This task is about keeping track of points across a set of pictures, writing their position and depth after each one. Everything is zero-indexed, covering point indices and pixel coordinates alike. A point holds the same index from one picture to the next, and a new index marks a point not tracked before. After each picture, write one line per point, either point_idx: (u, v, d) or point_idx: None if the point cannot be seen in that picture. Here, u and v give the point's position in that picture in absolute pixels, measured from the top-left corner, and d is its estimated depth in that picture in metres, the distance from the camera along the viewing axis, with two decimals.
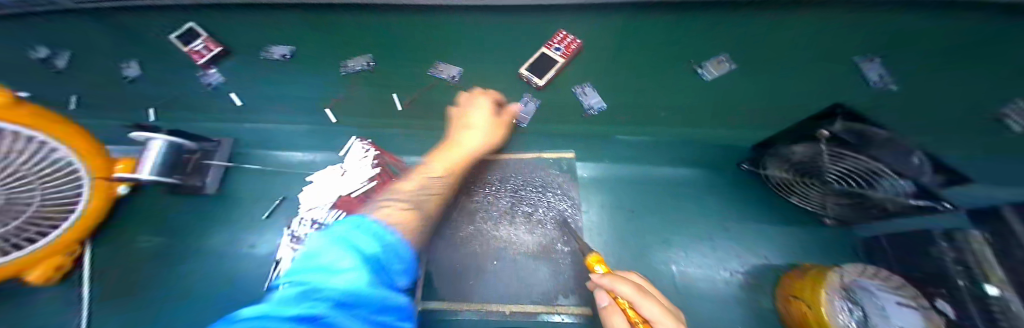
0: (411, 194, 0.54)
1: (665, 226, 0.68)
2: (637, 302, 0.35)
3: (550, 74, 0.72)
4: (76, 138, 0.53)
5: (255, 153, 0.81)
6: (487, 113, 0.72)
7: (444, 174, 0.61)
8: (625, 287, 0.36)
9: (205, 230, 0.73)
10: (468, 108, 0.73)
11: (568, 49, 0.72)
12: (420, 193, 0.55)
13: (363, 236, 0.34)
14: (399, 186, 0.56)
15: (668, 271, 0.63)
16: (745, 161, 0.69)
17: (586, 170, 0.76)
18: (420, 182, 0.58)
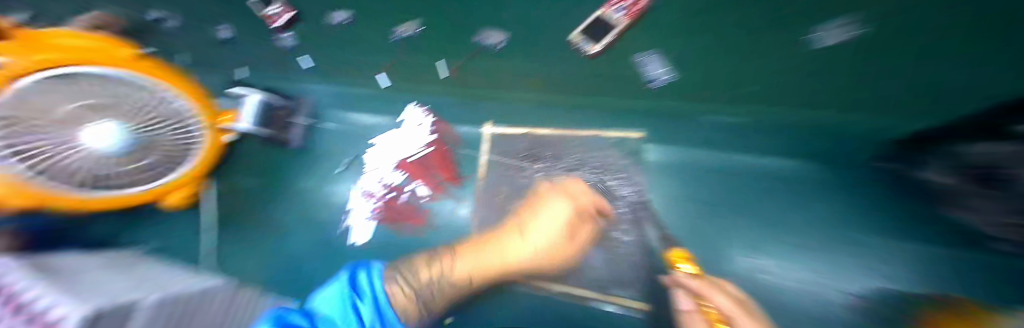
0: (426, 283, 0.55)
1: (747, 226, 0.59)
2: (736, 316, 0.42)
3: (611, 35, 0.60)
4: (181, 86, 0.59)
5: (326, 112, 0.83)
6: (567, 208, 0.61)
7: (463, 278, 0.57)
8: (723, 299, 0.44)
9: (276, 178, 0.80)
10: (552, 198, 0.64)
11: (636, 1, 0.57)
12: (428, 295, 0.55)
13: (342, 313, 0.46)
14: (416, 269, 0.58)
15: (749, 277, 0.56)
16: (880, 158, 0.54)
17: (655, 154, 0.66)
18: (451, 277, 0.57)
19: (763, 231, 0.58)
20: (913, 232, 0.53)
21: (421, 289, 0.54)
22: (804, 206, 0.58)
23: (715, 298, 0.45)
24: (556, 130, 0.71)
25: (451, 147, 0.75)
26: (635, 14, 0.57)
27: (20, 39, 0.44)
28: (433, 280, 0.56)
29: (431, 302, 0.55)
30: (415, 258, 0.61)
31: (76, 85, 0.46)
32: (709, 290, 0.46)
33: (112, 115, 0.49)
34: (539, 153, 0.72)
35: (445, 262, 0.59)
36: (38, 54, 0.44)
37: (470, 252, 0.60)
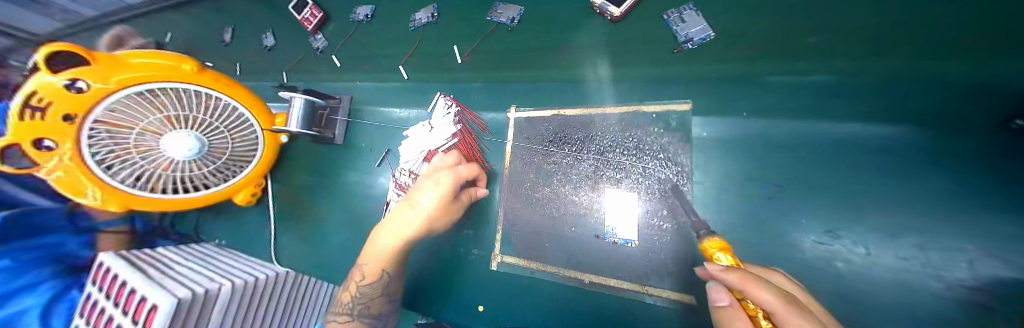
0: (355, 292, 0.61)
1: (832, 210, 0.47)
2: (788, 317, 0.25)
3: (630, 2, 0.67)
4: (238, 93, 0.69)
5: (363, 109, 0.86)
6: (436, 196, 0.56)
7: (373, 275, 0.60)
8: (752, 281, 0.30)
9: (325, 172, 0.88)
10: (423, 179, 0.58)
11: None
12: (358, 302, 0.60)
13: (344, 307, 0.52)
14: (352, 285, 0.62)
15: (824, 269, 0.46)
16: None
17: (704, 128, 0.58)
18: (357, 285, 0.61)
19: (860, 215, 0.45)
20: None
21: (353, 307, 0.60)
22: (924, 183, 0.43)
23: (754, 287, 0.28)
24: (583, 110, 0.68)
25: (476, 136, 0.74)
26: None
27: (103, 62, 0.54)
28: (356, 289, 0.61)
29: (368, 305, 0.61)
30: (351, 274, 0.65)
31: (144, 98, 0.58)
32: (747, 277, 0.30)
33: (185, 126, 0.62)
34: (567, 136, 0.68)
35: (356, 274, 0.62)
36: (121, 75, 0.55)
37: (366, 254, 0.61)
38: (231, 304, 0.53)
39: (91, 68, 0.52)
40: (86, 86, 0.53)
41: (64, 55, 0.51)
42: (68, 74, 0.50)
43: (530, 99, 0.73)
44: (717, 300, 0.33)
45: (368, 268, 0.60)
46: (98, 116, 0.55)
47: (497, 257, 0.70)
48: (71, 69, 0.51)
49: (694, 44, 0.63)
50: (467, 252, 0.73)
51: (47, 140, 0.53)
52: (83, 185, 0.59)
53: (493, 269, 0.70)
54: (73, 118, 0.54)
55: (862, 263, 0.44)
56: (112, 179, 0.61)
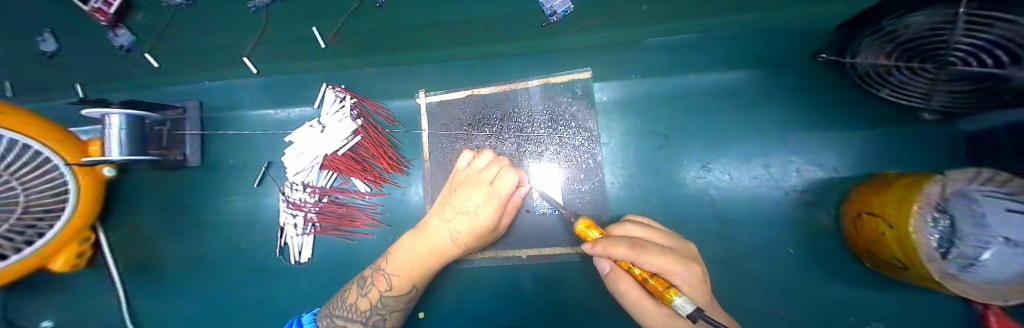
0: (366, 310, 0.48)
1: (703, 151, 0.57)
2: (638, 259, 0.32)
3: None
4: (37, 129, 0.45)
5: (229, 117, 0.70)
6: (478, 205, 0.50)
7: (404, 289, 0.49)
8: (620, 251, 0.32)
9: (196, 203, 0.69)
10: (488, 178, 0.52)
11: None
12: (376, 313, 0.49)
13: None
14: (354, 297, 0.50)
15: (702, 199, 0.55)
16: (825, 50, 0.49)
17: (605, 93, 0.61)
18: (373, 296, 0.49)
19: (723, 149, 0.57)
20: (852, 118, 0.54)
21: (368, 316, 0.49)
22: (756, 115, 0.57)
23: (614, 251, 0.33)
24: (499, 86, 0.65)
25: (383, 129, 0.65)
26: None
27: None
28: (376, 300, 0.49)
29: (386, 317, 0.50)
30: (367, 271, 0.53)
31: None
32: (606, 244, 0.34)
33: None
34: (484, 116, 0.65)
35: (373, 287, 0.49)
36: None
37: (400, 263, 0.50)
38: None
39: None
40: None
41: None
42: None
43: (437, 81, 0.66)
44: (604, 268, 0.41)
45: (387, 282, 0.49)
46: None
47: None
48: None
49: (561, 17, 0.52)
50: None
51: None
52: None
53: None
54: None
55: (724, 187, 0.55)
56: None
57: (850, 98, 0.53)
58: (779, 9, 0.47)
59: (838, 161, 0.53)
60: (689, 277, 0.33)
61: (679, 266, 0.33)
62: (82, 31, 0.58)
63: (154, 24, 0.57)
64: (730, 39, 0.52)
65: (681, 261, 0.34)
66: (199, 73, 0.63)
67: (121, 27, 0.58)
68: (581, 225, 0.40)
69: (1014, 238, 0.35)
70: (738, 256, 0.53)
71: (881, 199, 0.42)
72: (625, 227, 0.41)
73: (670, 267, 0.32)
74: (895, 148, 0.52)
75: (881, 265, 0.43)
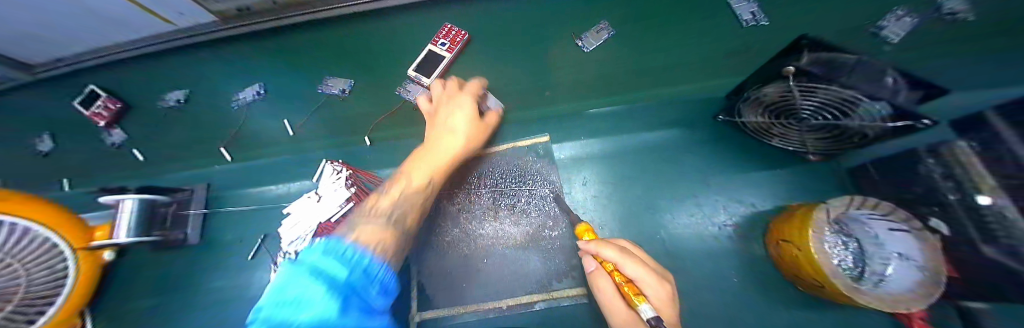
0: (387, 212, 0.41)
1: (648, 194, 0.67)
2: (621, 264, 0.39)
3: (437, 72, 0.66)
4: (57, 218, 0.53)
5: (230, 194, 0.78)
6: (468, 114, 0.57)
7: (423, 182, 0.50)
8: (609, 252, 0.39)
9: (189, 282, 0.72)
10: (450, 103, 0.58)
11: (455, 44, 0.67)
12: (397, 211, 0.42)
13: (332, 261, 0.23)
14: (373, 201, 0.43)
15: (656, 236, 0.63)
16: (721, 113, 0.64)
17: (564, 152, 0.73)
18: (389, 200, 0.44)
19: (661, 192, 0.67)
20: (761, 161, 0.65)
21: (390, 213, 0.41)
22: (684, 162, 0.69)
23: (603, 250, 0.40)
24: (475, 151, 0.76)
25: None
26: (455, 48, 0.67)
27: None
28: (393, 203, 0.44)
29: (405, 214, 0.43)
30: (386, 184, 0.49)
31: None
32: (599, 243, 0.41)
33: None
34: (462, 176, 0.74)
35: (388, 193, 0.46)
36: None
37: (412, 168, 0.51)
38: None
39: None
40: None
41: None
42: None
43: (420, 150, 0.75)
44: (588, 266, 0.48)
45: (393, 193, 0.45)
46: None
47: (415, 316, 0.63)
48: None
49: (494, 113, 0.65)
50: None
51: None
52: None
53: None
54: None
55: (672, 226, 0.64)
56: None
57: (750, 146, 0.66)
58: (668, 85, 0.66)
59: (759, 197, 0.63)
60: (664, 295, 0.38)
61: (655, 281, 0.38)
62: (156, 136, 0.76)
63: (208, 125, 0.76)
64: (649, 105, 0.67)
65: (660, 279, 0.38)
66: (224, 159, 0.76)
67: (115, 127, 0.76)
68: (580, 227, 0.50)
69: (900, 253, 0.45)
70: (694, 291, 0.57)
71: (791, 228, 0.50)
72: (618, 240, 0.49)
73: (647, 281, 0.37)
74: (801, 183, 0.63)
75: (798, 280, 0.50)
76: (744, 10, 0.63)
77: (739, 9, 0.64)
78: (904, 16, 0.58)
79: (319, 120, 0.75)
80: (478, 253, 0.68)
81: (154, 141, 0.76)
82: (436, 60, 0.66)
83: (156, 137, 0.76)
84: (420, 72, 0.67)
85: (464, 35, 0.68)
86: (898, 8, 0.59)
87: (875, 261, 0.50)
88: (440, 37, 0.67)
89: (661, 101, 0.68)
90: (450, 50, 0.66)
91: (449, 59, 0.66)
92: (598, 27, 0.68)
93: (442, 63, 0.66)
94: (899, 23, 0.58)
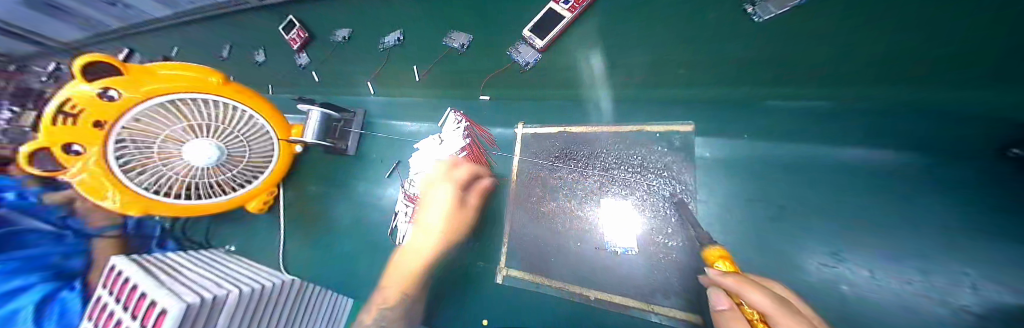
0: (396, 300, 0.63)
1: (829, 228, 0.49)
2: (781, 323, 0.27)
3: (549, 35, 0.72)
4: (265, 111, 0.76)
5: (376, 123, 0.94)
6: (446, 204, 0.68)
7: (410, 275, 0.66)
8: (754, 292, 0.30)
9: (339, 182, 0.91)
10: (434, 192, 0.70)
11: (576, 4, 0.72)
12: (396, 311, 0.61)
13: None
14: (397, 279, 0.66)
15: (829, 289, 0.46)
16: (1017, 145, 0.39)
17: (707, 150, 0.60)
18: (399, 289, 0.65)
19: (856, 235, 0.48)
20: None
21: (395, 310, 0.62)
22: (922, 205, 0.45)
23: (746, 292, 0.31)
24: (591, 128, 0.71)
25: (484, 150, 0.78)
26: (577, 9, 0.71)
27: (132, 72, 0.62)
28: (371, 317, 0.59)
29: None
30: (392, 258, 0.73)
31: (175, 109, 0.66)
32: (744, 282, 0.32)
33: (207, 135, 0.68)
34: (572, 152, 0.70)
35: (392, 281, 0.66)
36: (150, 87, 0.64)
37: (403, 261, 0.68)
38: (237, 309, 0.49)
39: (123, 80, 0.61)
40: (117, 95, 0.60)
41: (99, 66, 0.60)
42: (101, 84, 0.58)
43: (536, 116, 0.78)
44: (718, 303, 0.36)
45: (394, 281, 0.66)
46: (126, 123, 0.62)
47: (502, 271, 0.68)
48: (106, 80, 0.59)
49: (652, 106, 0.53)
50: (471, 265, 0.71)
51: (76, 145, 0.59)
52: (104, 189, 0.63)
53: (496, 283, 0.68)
54: (103, 125, 0.61)
55: (866, 282, 0.45)
56: (134, 184, 0.66)
57: None
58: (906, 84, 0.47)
59: None
60: None
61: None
62: (341, 63, 0.98)
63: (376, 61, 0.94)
64: (827, 114, 0.54)
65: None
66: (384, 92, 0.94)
67: (303, 53, 1.01)
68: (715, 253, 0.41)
69: None
70: None
71: None
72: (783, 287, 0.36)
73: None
74: None
75: None
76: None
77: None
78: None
79: (458, 72, 0.85)
80: (572, 236, 0.63)
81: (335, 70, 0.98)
82: (556, 21, 0.73)
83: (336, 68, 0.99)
84: (534, 33, 0.74)
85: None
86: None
87: None
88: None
89: (895, 107, 0.48)
90: (572, 9, 0.71)
91: (568, 20, 0.71)
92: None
93: (559, 26, 0.72)
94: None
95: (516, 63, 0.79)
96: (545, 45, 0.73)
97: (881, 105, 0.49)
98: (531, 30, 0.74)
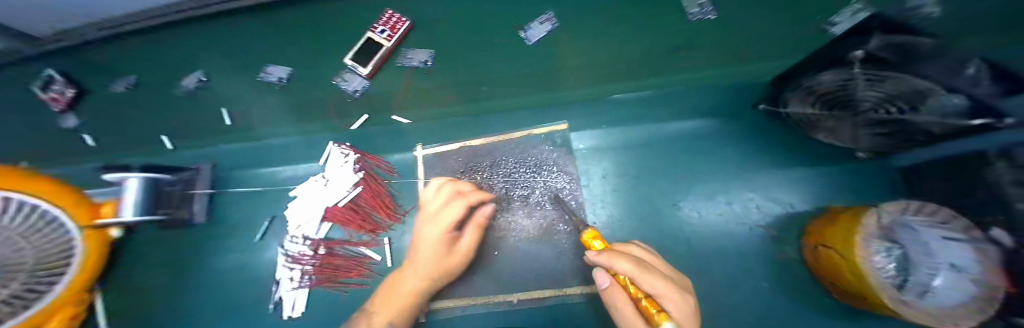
0: None
1: (671, 187, 0.63)
2: (640, 278, 0.35)
3: (372, 62, 0.70)
4: (56, 193, 0.54)
5: (236, 175, 0.78)
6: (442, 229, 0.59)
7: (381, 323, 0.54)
8: (622, 264, 0.36)
9: (201, 257, 0.72)
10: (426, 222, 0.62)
11: (393, 30, 0.71)
12: None
13: None
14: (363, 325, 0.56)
15: (678, 233, 0.59)
16: (762, 101, 0.61)
17: (583, 141, 0.68)
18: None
19: (684, 188, 0.63)
20: (796, 158, 0.60)
21: None
22: (709, 159, 0.64)
23: (616, 263, 0.37)
24: (485, 139, 0.72)
25: (383, 180, 0.72)
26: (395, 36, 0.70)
27: None
28: None
29: None
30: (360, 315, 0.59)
31: None
32: (610, 255, 0.38)
33: None
34: (475, 165, 0.71)
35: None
36: None
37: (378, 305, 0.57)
38: None
39: None
40: None
41: None
42: None
43: (431, 135, 0.74)
44: (600, 283, 0.41)
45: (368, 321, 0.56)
46: None
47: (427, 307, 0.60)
48: None
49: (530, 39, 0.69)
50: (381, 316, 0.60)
51: None
52: None
53: (421, 322, 0.59)
54: None
55: (698, 223, 0.59)
56: None
57: (791, 144, 0.61)
58: (697, 73, 0.64)
59: (793, 195, 0.58)
60: (683, 305, 0.35)
61: (674, 292, 0.35)
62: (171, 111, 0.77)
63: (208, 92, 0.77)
64: (652, 96, 0.67)
65: (677, 290, 0.36)
66: (239, 139, 0.78)
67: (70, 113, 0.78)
68: (587, 235, 0.45)
69: (956, 263, 0.35)
70: (717, 292, 0.53)
71: (836, 232, 0.44)
72: (628, 247, 0.47)
73: (666, 293, 0.35)
74: (842, 182, 0.57)
75: (844, 293, 0.45)
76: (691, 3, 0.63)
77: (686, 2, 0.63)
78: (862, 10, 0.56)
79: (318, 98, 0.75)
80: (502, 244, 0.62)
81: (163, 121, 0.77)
82: (375, 48, 0.70)
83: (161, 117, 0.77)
84: (357, 61, 0.70)
85: (406, 22, 0.71)
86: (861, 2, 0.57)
87: (920, 272, 0.39)
88: (379, 25, 0.71)
89: (691, 87, 0.65)
90: (389, 38, 0.70)
91: (388, 49, 0.70)
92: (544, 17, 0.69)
93: (381, 52, 0.70)
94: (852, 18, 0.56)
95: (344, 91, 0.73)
96: (369, 72, 0.70)
97: (684, 89, 0.65)
98: (352, 58, 0.71)
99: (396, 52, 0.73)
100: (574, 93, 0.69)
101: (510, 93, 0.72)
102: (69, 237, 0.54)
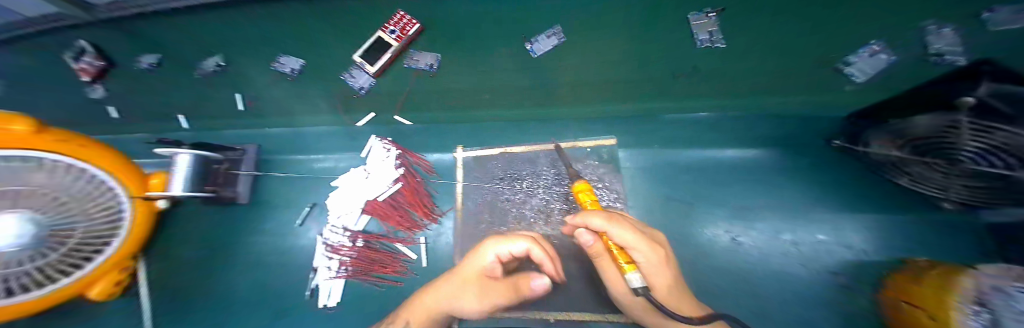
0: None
1: (721, 217, 0.61)
2: (609, 230, 0.39)
3: (378, 62, 0.65)
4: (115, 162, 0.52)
5: (278, 159, 0.80)
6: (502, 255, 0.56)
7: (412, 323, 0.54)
8: (595, 221, 0.40)
9: (240, 237, 0.74)
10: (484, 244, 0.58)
11: (403, 32, 0.65)
12: None
13: None
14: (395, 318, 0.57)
15: (729, 267, 0.57)
16: (837, 137, 0.59)
17: (630, 160, 0.67)
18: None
19: (736, 220, 0.60)
20: (862, 200, 0.57)
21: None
22: (763, 192, 0.62)
23: (590, 222, 0.40)
24: (529, 147, 0.71)
25: (421, 178, 0.73)
26: (404, 37, 0.65)
27: None
28: None
29: None
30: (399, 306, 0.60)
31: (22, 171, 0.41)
32: (582, 215, 0.42)
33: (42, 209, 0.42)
34: (516, 172, 0.70)
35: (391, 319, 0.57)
36: None
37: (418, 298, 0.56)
38: None
39: None
40: None
41: None
42: None
43: (475, 139, 0.74)
44: (584, 243, 0.43)
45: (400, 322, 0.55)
46: None
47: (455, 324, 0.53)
48: None
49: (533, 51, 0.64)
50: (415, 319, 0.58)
51: None
52: None
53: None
54: None
55: (752, 260, 0.57)
56: None
57: (859, 184, 0.58)
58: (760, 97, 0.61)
59: (860, 241, 0.54)
60: (650, 258, 0.42)
61: (643, 245, 0.41)
62: (211, 89, 0.77)
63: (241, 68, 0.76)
64: (711, 119, 0.64)
65: (646, 243, 0.41)
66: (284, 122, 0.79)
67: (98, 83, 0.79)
68: (578, 188, 0.47)
69: None
70: None
71: (913, 287, 0.41)
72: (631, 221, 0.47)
73: (635, 246, 0.40)
74: (923, 232, 0.52)
75: None
76: (702, 28, 0.57)
77: (696, 27, 0.57)
78: (881, 51, 0.51)
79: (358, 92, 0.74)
80: None
81: (211, 100, 0.79)
82: (383, 48, 0.66)
83: (209, 96, 0.79)
84: (364, 59, 0.66)
85: (415, 23, 0.65)
86: (877, 42, 0.51)
87: None
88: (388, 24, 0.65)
89: (753, 112, 0.61)
90: (399, 39, 0.64)
91: (395, 50, 0.64)
92: (551, 31, 0.63)
93: (387, 53, 0.65)
94: (869, 60, 0.51)
95: (350, 88, 0.72)
96: (377, 72, 0.67)
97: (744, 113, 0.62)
98: (360, 56, 0.66)
99: (403, 54, 0.68)
100: (625, 108, 0.67)
101: (557, 101, 0.70)
102: (118, 207, 0.52)
